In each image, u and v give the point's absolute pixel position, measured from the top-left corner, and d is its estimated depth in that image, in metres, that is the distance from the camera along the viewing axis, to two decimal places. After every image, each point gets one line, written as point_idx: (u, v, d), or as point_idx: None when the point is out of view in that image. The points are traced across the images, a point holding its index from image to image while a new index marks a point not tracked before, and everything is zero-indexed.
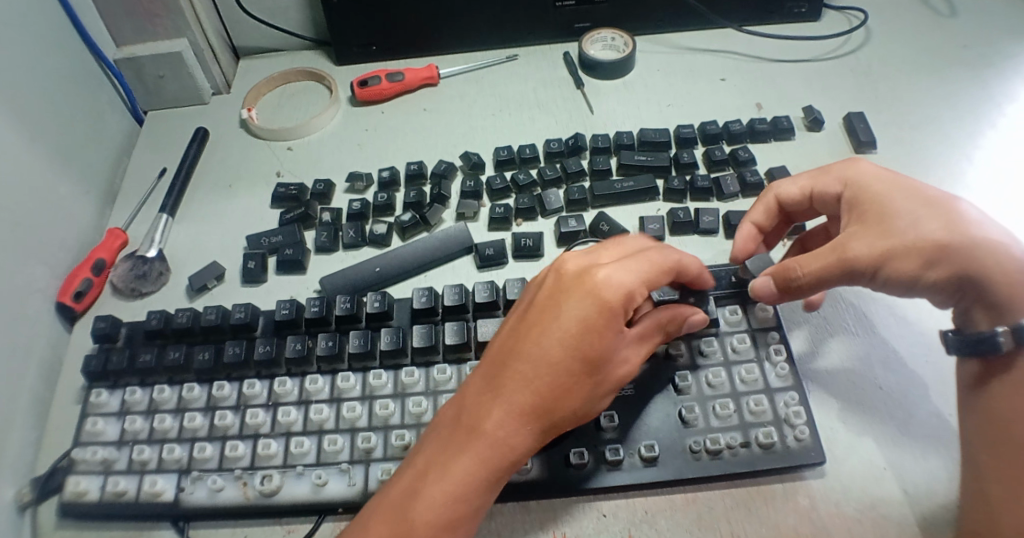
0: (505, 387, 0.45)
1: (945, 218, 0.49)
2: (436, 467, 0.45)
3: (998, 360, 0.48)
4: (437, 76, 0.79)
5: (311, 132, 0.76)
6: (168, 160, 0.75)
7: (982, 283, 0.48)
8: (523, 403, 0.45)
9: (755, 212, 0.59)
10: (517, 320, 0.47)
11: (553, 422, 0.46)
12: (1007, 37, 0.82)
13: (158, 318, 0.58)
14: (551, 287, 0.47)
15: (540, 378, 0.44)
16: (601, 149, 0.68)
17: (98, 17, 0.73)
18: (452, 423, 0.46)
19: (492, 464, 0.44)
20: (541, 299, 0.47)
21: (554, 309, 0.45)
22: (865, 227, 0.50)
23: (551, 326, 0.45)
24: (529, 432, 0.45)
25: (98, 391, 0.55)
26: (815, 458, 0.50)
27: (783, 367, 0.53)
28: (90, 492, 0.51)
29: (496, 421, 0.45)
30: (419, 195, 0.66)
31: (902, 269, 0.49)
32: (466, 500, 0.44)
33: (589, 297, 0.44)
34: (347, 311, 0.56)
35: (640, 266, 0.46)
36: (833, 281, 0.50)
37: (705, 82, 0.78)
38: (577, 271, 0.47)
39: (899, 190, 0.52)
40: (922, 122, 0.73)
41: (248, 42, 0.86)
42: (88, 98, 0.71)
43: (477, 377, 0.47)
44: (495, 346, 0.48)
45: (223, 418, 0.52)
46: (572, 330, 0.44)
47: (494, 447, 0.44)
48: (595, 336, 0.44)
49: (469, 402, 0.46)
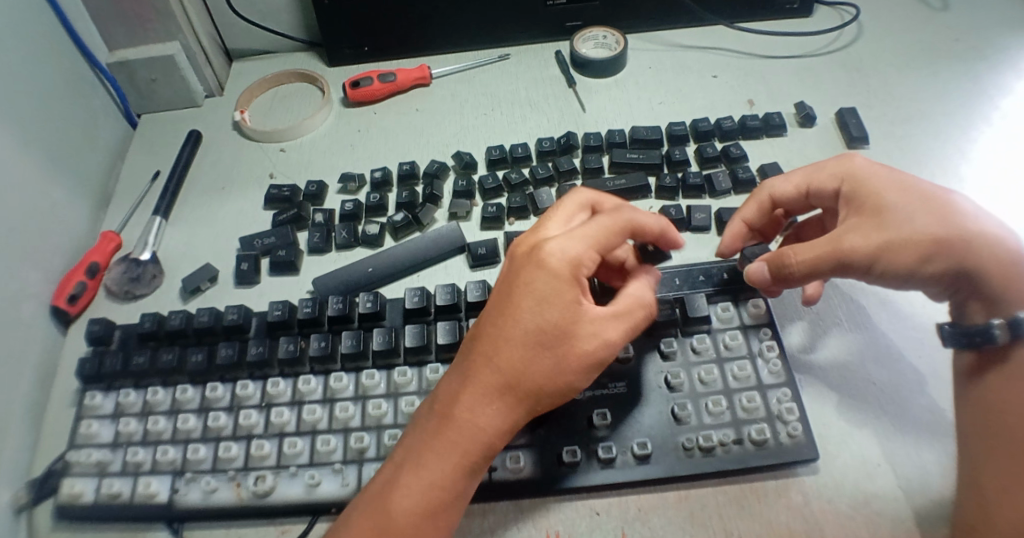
0: (470, 368, 0.46)
1: (941, 212, 0.49)
2: (408, 453, 0.45)
3: (993, 352, 0.48)
4: (429, 76, 0.79)
5: (304, 134, 0.76)
6: (162, 163, 0.75)
7: (976, 276, 0.48)
8: (488, 381, 0.45)
9: (747, 209, 0.59)
10: (485, 309, 0.48)
11: (522, 397, 0.45)
12: (999, 31, 0.82)
13: (151, 320, 0.58)
14: (506, 271, 0.48)
15: (505, 355, 0.45)
16: (593, 147, 0.68)
17: (90, 21, 0.73)
18: (426, 412, 0.47)
19: (462, 445, 0.44)
20: (498, 284, 0.48)
21: (510, 288, 0.46)
22: (862, 221, 0.50)
23: (507, 304, 0.46)
24: (497, 409, 0.45)
25: (92, 393, 0.55)
26: (808, 454, 0.50)
27: (775, 363, 0.53)
28: (84, 494, 0.51)
29: (467, 403, 0.45)
30: (411, 194, 0.66)
31: (899, 262, 0.49)
32: (442, 486, 0.44)
33: (538, 270, 0.46)
34: (339, 312, 0.56)
35: (588, 236, 0.47)
36: (827, 272, 0.50)
37: (697, 79, 0.78)
38: (527, 249, 0.48)
39: (896, 185, 0.51)
40: (915, 117, 0.73)
41: (241, 44, 0.86)
42: (81, 102, 0.71)
43: (450, 367, 0.48)
44: (465, 336, 0.49)
45: (216, 419, 0.52)
46: (526, 304, 0.45)
47: (464, 428, 0.44)
48: (549, 307, 0.45)
49: (442, 390, 0.46)
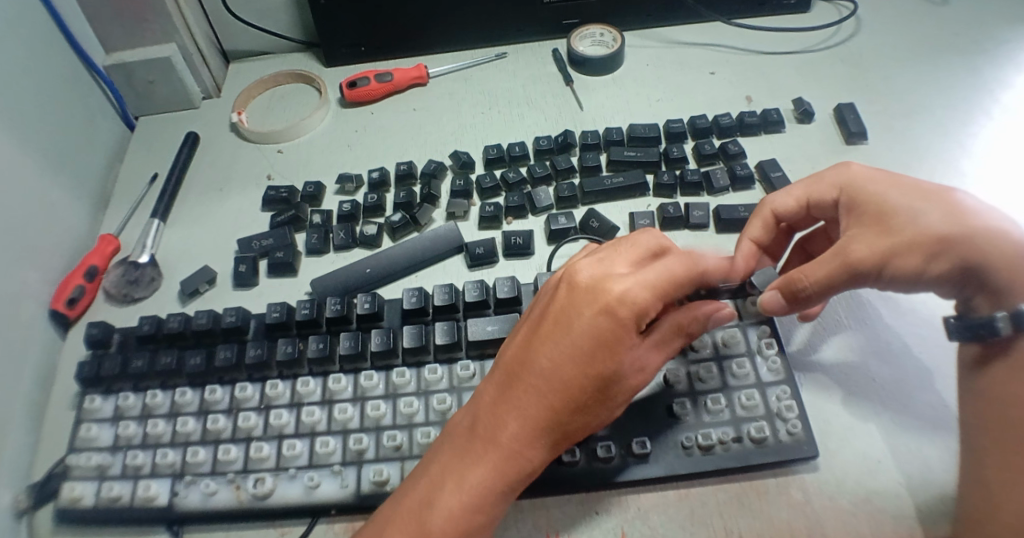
0: (518, 401, 0.44)
1: (942, 209, 0.49)
2: (450, 479, 0.45)
3: (997, 344, 0.48)
4: (426, 75, 0.79)
5: (301, 134, 0.76)
6: (159, 165, 0.75)
7: (983, 271, 0.47)
8: (538, 417, 0.44)
9: (752, 229, 0.58)
10: (531, 330, 0.46)
11: (568, 432, 0.45)
12: (997, 24, 0.81)
13: (149, 323, 0.58)
14: (563, 300, 0.45)
15: (554, 392, 0.43)
16: (590, 145, 0.68)
17: (87, 23, 0.73)
18: (466, 434, 0.46)
19: (507, 475, 0.44)
20: (552, 312, 0.45)
21: (567, 323, 0.43)
22: (865, 228, 0.50)
23: (565, 342, 0.43)
24: (543, 442, 0.45)
25: (91, 396, 0.55)
26: (808, 451, 0.50)
27: (774, 361, 0.53)
28: (84, 498, 0.51)
29: (510, 433, 0.44)
30: (409, 195, 0.66)
31: (906, 265, 0.48)
32: (483, 510, 0.44)
33: (603, 312, 0.42)
34: (337, 313, 0.56)
35: (656, 277, 0.43)
36: (840, 286, 0.49)
37: (695, 76, 0.78)
38: (590, 281, 0.44)
39: (895, 186, 0.51)
40: (914, 112, 0.73)
41: (237, 45, 0.86)
42: (79, 104, 0.71)
43: (491, 388, 0.46)
44: (508, 355, 0.46)
45: (215, 422, 0.52)
46: (586, 346, 0.43)
47: (509, 459, 0.44)
48: (610, 352, 0.43)
49: (483, 413, 0.46)
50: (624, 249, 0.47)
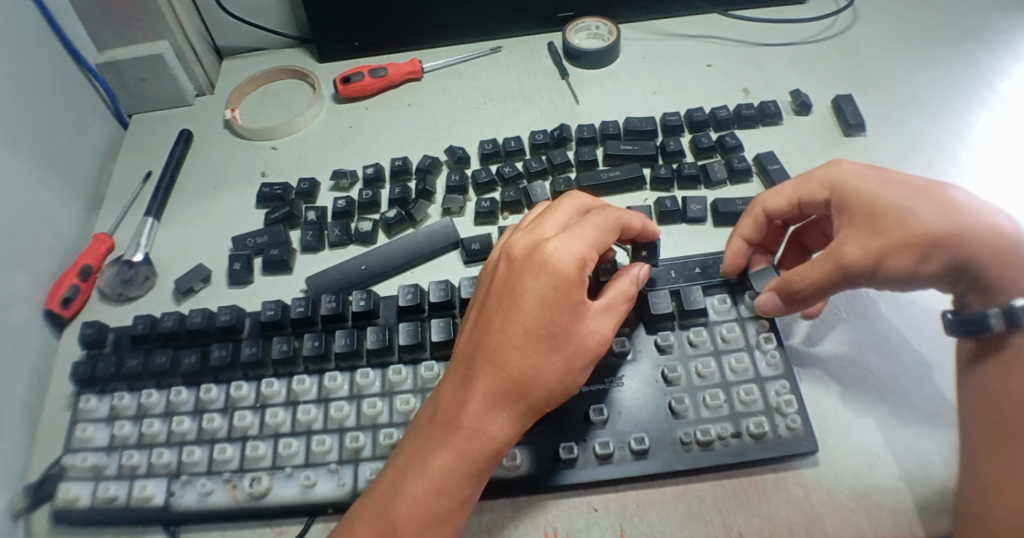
0: (477, 376, 0.45)
1: (933, 206, 0.48)
2: (416, 464, 0.44)
3: (991, 339, 0.48)
4: (420, 70, 0.78)
5: (294, 131, 0.75)
6: (153, 163, 0.75)
7: (975, 268, 0.47)
8: (498, 388, 0.44)
9: (743, 227, 0.58)
10: (479, 310, 0.47)
11: (529, 404, 0.45)
12: (997, 14, 0.81)
13: (144, 322, 0.57)
14: (504, 272, 0.46)
15: (511, 360, 0.44)
16: (586, 140, 0.68)
17: (77, 21, 0.73)
18: (430, 421, 0.46)
19: (472, 455, 0.44)
20: (496, 285, 0.46)
21: (514, 292, 0.45)
22: (856, 228, 0.50)
23: (514, 309, 0.44)
24: (506, 417, 0.45)
25: (86, 397, 0.55)
26: (807, 446, 0.50)
27: (773, 354, 0.52)
28: (80, 498, 0.51)
29: (472, 410, 0.44)
30: (404, 190, 0.66)
31: (898, 266, 0.48)
32: (450, 493, 0.44)
33: (544, 273, 0.44)
34: (332, 311, 0.56)
35: (589, 235, 0.46)
36: (835, 287, 0.50)
37: (691, 68, 0.77)
38: (526, 249, 0.46)
39: (885, 184, 0.51)
40: (913, 103, 0.72)
41: (230, 41, 0.85)
42: (70, 103, 0.71)
43: (451, 373, 0.46)
44: (464, 339, 0.47)
45: (211, 421, 0.52)
46: (533, 310, 0.44)
47: (472, 438, 0.44)
48: (556, 311, 0.44)
49: (445, 397, 0.46)
50: (551, 216, 0.49)
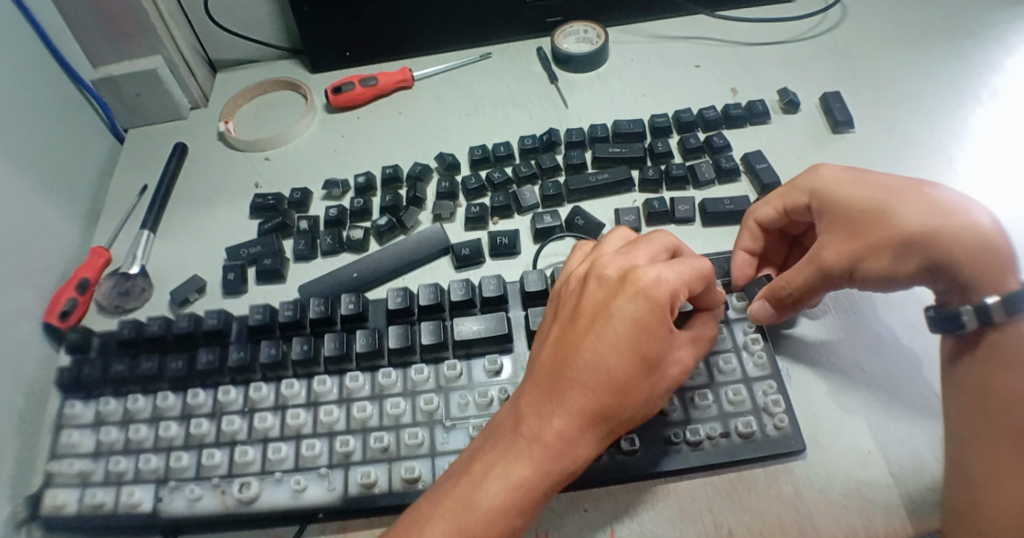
0: (565, 395, 0.44)
1: (910, 206, 0.49)
2: (494, 476, 0.44)
3: (968, 336, 0.48)
4: (411, 78, 0.79)
5: (288, 142, 0.76)
6: (149, 177, 0.76)
7: (950, 269, 0.47)
8: (585, 410, 0.44)
9: (741, 240, 0.58)
10: (564, 327, 0.46)
11: (612, 428, 0.45)
12: (988, 7, 0.80)
13: (129, 327, 0.58)
14: (597, 293, 0.46)
15: (600, 384, 0.44)
16: (575, 143, 0.68)
17: (72, 39, 0.74)
18: (507, 434, 0.45)
19: (552, 472, 0.44)
20: (587, 305, 0.46)
21: (607, 313, 0.44)
22: (832, 232, 0.51)
23: (605, 331, 0.44)
24: (590, 438, 0.45)
25: (72, 402, 0.56)
26: (795, 446, 0.50)
27: (760, 355, 0.53)
28: (68, 504, 0.52)
29: (557, 429, 0.44)
30: (395, 198, 0.66)
31: (876, 268, 0.49)
32: (526, 508, 0.44)
33: (642, 297, 0.44)
34: (321, 314, 0.57)
35: (689, 267, 0.46)
36: (818, 291, 0.51)
37: (680, 70, 0.78)
38: (620, 274, 0.46)
39: (863, 185, 0.51)
40: (903, 100, 0.72)
41: (224, 55, 0.86)
42: (67, 120, 0.72)
43: (529, 386, 0.46)
44: (544, 353, 0.46)
45: (198, 426, 0.53)
46: (628, 333, 0.43)
47: (556, 456, 0.44)
48: (651, 336, 0.44)
49: (525, 412, 0.45)
50: (644, 247, 0.48)
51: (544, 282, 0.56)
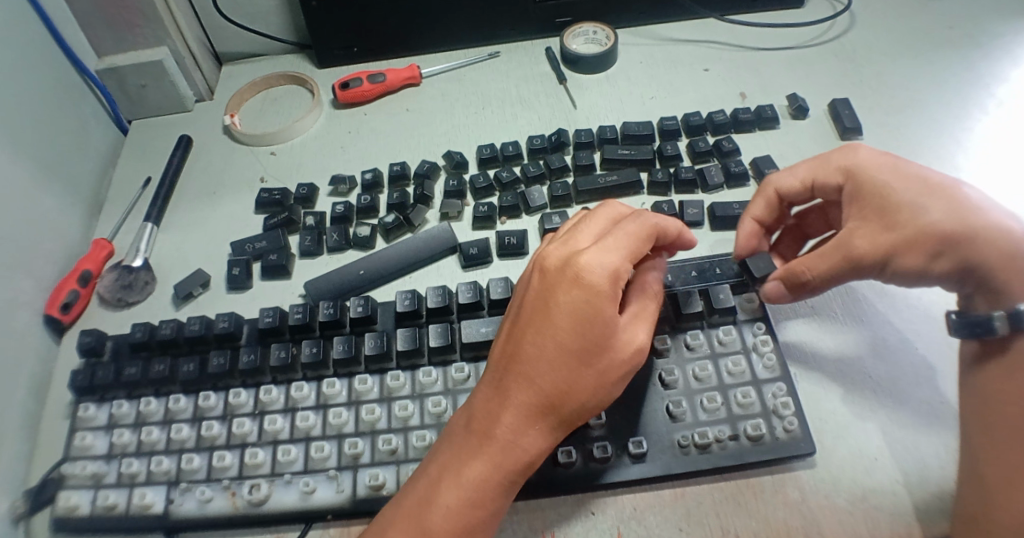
0: (512, 388, 0.44)
1: (948, 204, 0.49)
2: (450, 476, 0.44)
3: (995, 343, 0.48)
4: (419, 75, 0.79)
5: (294, 136, 0.75)
6: (153, 169, 0.75)
7: (981, 271, 0.48)
8: (530, 401, 0.44)
9: (754, 207, 0.58)
10: (512, 320, 0.46)
11: (560, 417, 0.45)
12: (995, 17, 0.81)
13: (142, 330, 0.57)
14: (538, 283, 0.45)
15: (543, 374, 0.44)
16: (584, 144, 0.68)
17: (78, 28, 0.73)
18: (464, 430, 0.45)
19: (507, 466, 0.44)
20: (529, 296, 0.45)
21: (546, 304, 0.44)
22: (867, 220, 0.50)
23: (545, 322, 0.44)
24: (539, 429, 0.44)
25: (85, 405, 0.55)
26: (804, 448, 0.50)
27: (770, 357, 0.53)
28: (80, 506, 0.51)
29: (505, 422, 0.44)
30: (402, 195, 0.66)
31: (908, 262, 0.49)
32: (484, 505, 0.43)
33: (576, 285, 0.43)
34: (330, 317, 0.56)
35: (623, 248, 0.45)
36: (843, 278, 0.51)
37: (688, 73, 0.78)
38: (559, 262, 0.45)
39: (901, 176, 0.51)
40: (909, 107, 0.73)
41: (230, 47, 0.86)
42: (70, 110, 0.71)
43: (484, 382, 0.46)
44: (496, 350, 0.47)
45: (210, 428, 0.52)
46: (567, 324, 0.43)
47: (506, 450, 0.44)
48: (590, 323, 0.43)
49: (478, 407, 0.45)
50: (588, 229, 0.48)
51: None
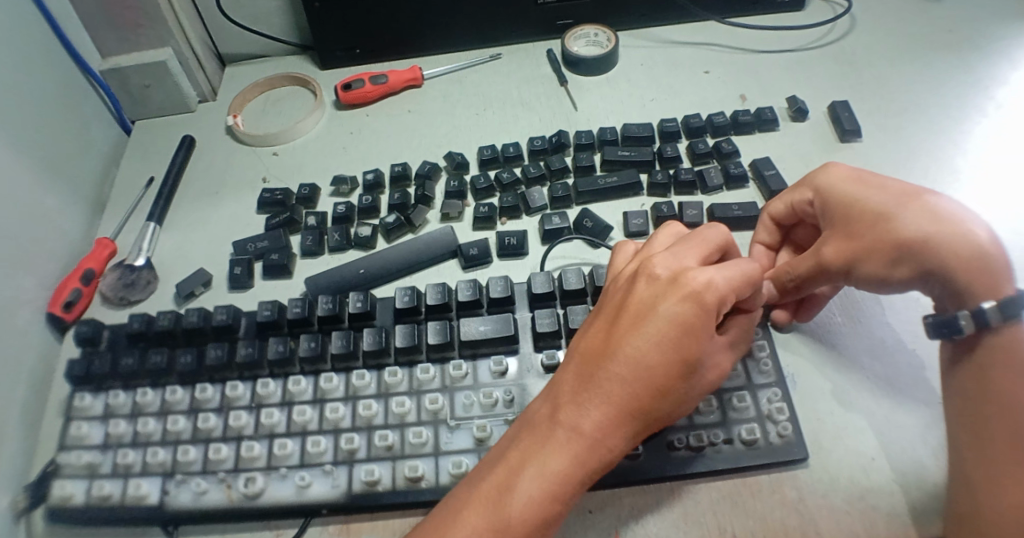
0: (605, 387, 0.43)
1: (908, 211, 0.49)
2: (532, 466, 0.43)
3: (966, 340, 0.48)
4: (421, 77, 0.79)
5: (295, 137, 0.76)
6: (156, 169, 0.75)
7: (942, 275, 0.47)
8: (623, 404, 0.43)
9: (759, 233, 0.60)
10: (606, 322, 0.46)
11: (648, 422, 0.44)
12: (995, 19, 0.81)
13: (139, 320, 0.58)
14: (644, 289, 0.45)
15: (641, 378, 0.43)
16: (584, 146, 0.68)
17: (82, 28, 0.74)
18: (546, 420, 0.45)
19: (590, 463, 0.43)
20: (633, 302, 0.45)
21: (653, 311, 0.43)
22: (834, 232, 0.52)
23: (650, 328, 0.43)
24: (626, 430, 0.44)
25: (82, 394, 0.55)
26: (798, 453, 0.50)
27: (766, 362, 0.53)
28: (75, 495, 0.51)
29: (594, 420, 0.43)
30: (403, 196, 0.66)
31: (871, 268, 0.50)
32: (562, 498, 0.43)
33: (688, 299, 0.43)
34: (329, 312, 0.57)
35: (734, 271, 0.45)
36: (818, 284, 0.53)
37: (688, 75, 0.78)
38: (668, 272, 0.45)
39: (866, 187, 0.52)
40: (910, 110, 0.73)
41: (233, 49, 0.86)
42: (74, 109, 0.72)
43: (568, 376, 0.45)
44: (585, 346, 0.46)
45: (206, 421, 0.52)
46: (672, 331, 0.43)
47: (592, 447, 0.43)
48: (695, 336, 0.43)
49: (563, 402, 0.44)
50: (691, 244, 0.47)
51: (551, 284, 0.56)
